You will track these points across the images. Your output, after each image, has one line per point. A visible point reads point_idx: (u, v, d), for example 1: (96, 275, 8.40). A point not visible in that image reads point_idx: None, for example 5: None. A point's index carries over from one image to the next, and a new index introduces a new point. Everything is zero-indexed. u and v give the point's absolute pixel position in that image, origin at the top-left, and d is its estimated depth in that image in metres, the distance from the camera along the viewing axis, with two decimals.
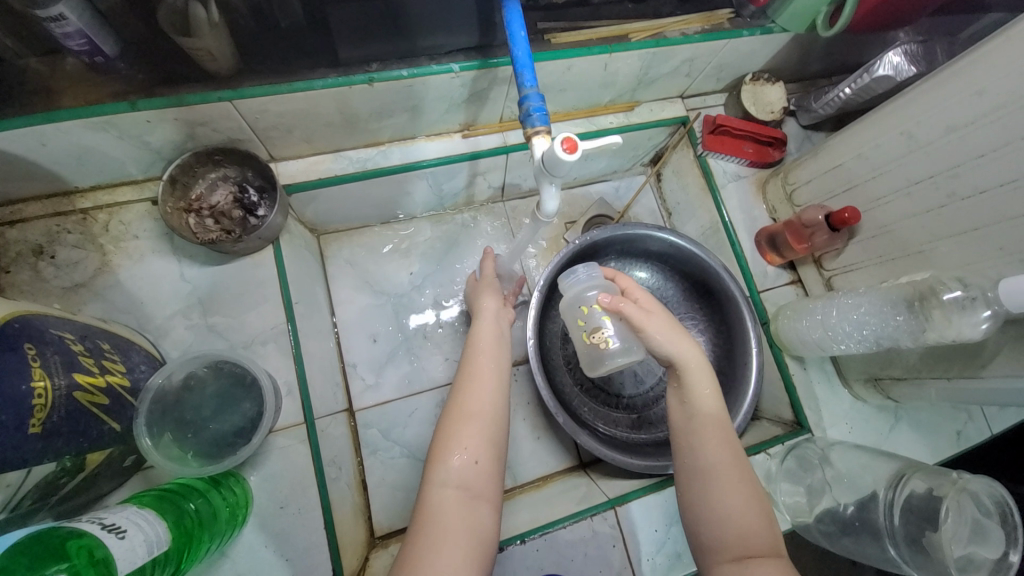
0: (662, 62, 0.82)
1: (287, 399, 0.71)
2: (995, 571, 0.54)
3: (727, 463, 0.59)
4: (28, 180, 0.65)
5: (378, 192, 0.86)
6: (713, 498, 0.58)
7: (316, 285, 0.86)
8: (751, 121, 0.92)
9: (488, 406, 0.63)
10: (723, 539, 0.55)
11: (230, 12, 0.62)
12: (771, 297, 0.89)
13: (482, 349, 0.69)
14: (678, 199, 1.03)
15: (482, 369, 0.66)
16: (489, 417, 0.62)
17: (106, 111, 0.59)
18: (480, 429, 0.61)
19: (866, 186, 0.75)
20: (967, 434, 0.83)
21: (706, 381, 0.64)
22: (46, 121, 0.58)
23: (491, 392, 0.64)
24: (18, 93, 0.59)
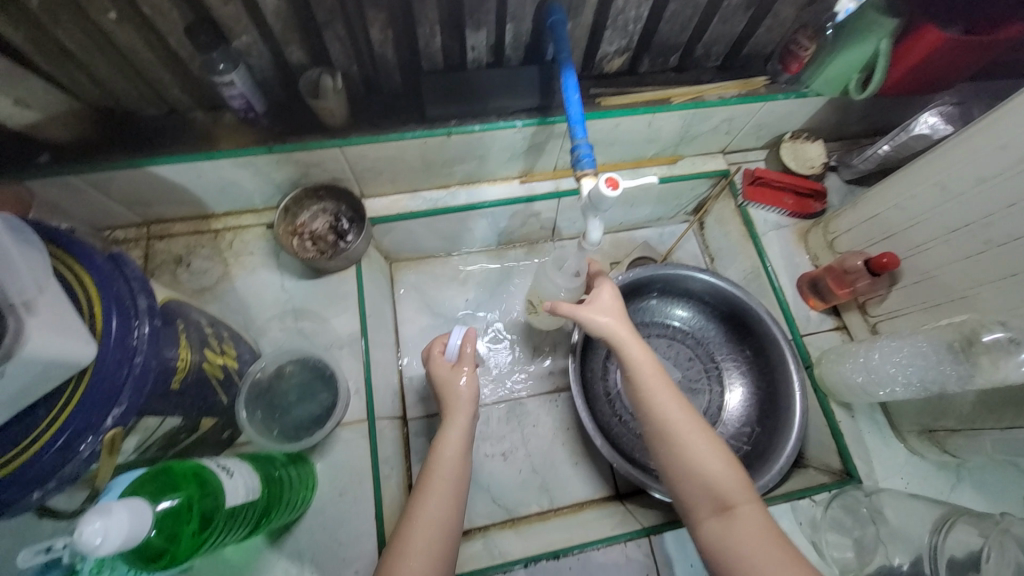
0: (702, 121, 0.92)
1: (354, 398, 0.81)
2: None
3: (690, 428, 0.62)
4: (183, 204, 0.84)
5: (445, 227, 1.00)
6: (681, 457, 0.61)
7: (385, 304, 0.99)
8: (791, 174, 0.98)
9: (442, 524, 0.61)
10: (700, 493, 0.60)
11: (348, 81, 0.80)
12: (814, 341, 0.90)
13: (444, 451, 0.68)
14: (720, 245, 1.09)
15: (430, 491, 0.64)
16: (441, 537, 0.60)
17: (250, 153, 0.77)
18: (434, 542, 0.59)
19: (905, 234, 0.78)
20: None
21: (642, 351, 0.68)
22: (206, 159, 0.76)
23: (444, 504, 0.63)
24: (189, 138, 0.79)
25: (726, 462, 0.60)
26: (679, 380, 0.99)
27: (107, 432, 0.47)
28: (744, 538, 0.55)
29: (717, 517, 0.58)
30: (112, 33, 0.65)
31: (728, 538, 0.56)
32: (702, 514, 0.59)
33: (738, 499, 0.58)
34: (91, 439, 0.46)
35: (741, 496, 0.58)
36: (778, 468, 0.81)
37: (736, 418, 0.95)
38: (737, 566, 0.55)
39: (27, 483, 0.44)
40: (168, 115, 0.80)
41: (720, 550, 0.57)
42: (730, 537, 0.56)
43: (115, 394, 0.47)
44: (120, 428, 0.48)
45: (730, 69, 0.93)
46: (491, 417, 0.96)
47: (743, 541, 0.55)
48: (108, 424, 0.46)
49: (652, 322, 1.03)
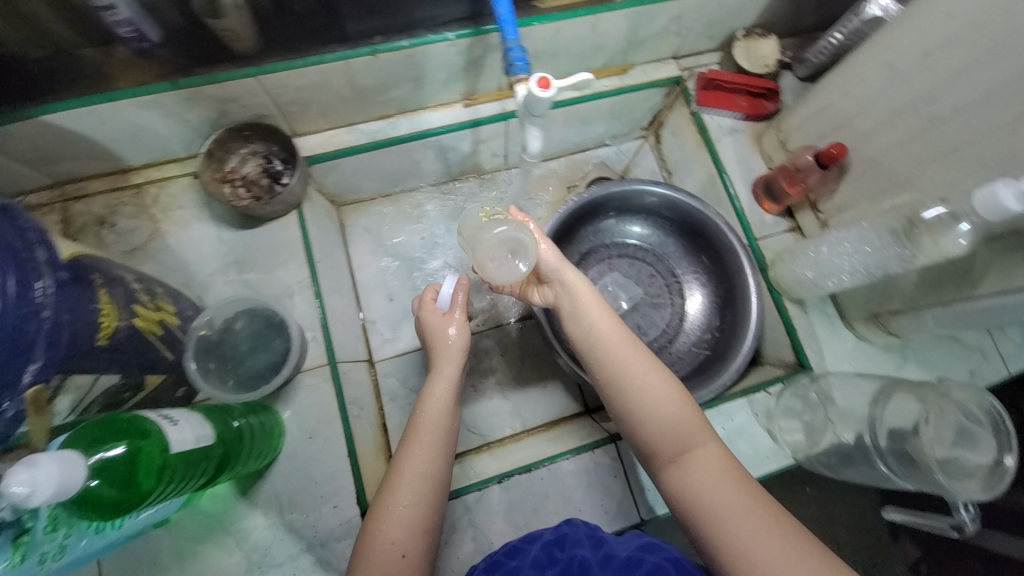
0: (649, 20, 0.86)
1: (312, 343, 0.79)
2: (989, 475, 0.58)
3: (645, 370, 0.62)
4: (92, 157, 0.77)
5: (390, 162, 0.94)
6: (638, 404, 0.61)
7: (337, 249, 0.95)
8: (744, 75, 0.95)
9: (429, 482, 0.60)
10: (657, 438, 0.59)
11: None
12: (769, 244, 0.91)
13: (425, 402, 0.65)
14: (677, 158, 1.06)
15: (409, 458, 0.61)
16: (424, 490, 0.60)
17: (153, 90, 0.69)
18: (421, 490, 0.59)
19: (854, 123, 0.76)
20: (981, 373, 0.83)
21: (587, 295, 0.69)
22: (104, 101, 0.68)
23: (428, 456, 0.61)
24: (79, 79, 0.70)
25: (684, 405, 0.60)
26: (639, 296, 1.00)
27: (27, 391, 0.45)
28: (702, 479, 0.55)
29: (678, 461, 0.57)
30: None
31: (689, 480, 0.55)
32: (661, 460, 0.59)
33: (696, 442, 0.57)
34: (11, 398, 0.44)
35: (698, 440, 0.58)
36: (735, 368, 0.83)
37: (698, 327, 0.98)
38: (702, 504, 0.53)
39: None
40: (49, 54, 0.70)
41: (680, 495, 0.56)
42: (691, 479, 0.55)
43: (26, 350, 0.44)
44: (41, 384, 0.46)
45: None
46: (460, 351, 0.96)
47: (702, 483, 0.54)
48: (26, 381, 0.44)
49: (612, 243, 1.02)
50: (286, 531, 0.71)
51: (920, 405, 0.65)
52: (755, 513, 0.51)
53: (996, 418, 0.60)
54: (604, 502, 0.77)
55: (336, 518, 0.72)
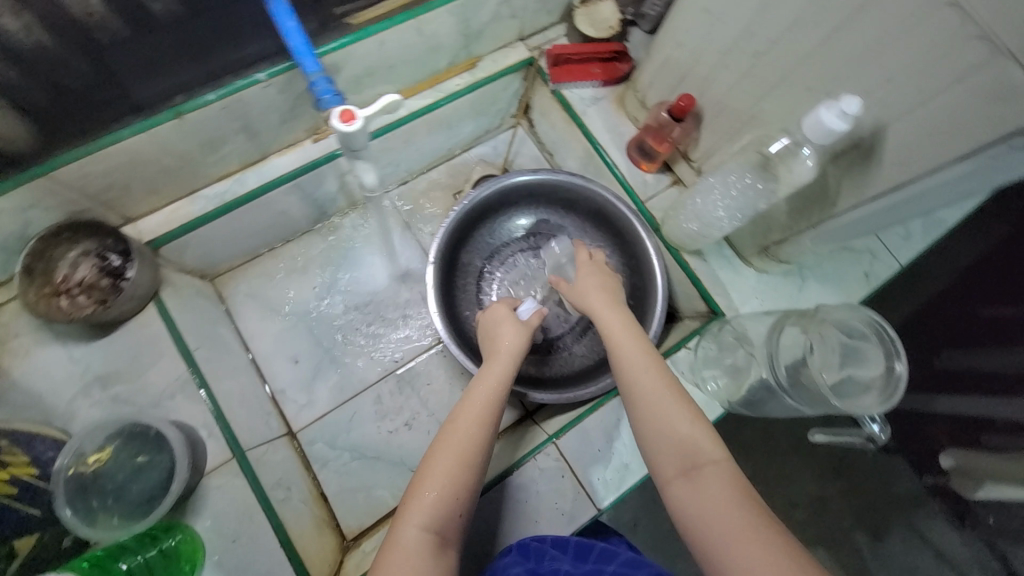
0: (476, 10, 0.82)
1: (209, 441, 0.72)
2: (881, 383, 0.60)
3: (657, 384, 0.59)
4: None
5: (252, 221, 0.87)
6: (643, 420, 0.58)
7: (219, 326, 0.87)
8: (591, 42, 0.93)
9: (447, 501, 0.56)
10: (663, 454, 0.55)
11: None
12: (657, 203, 0.91)
13: (472, 400, 0.63)
14: (553, 138, 1.04)
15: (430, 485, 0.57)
16: (458, 492, 0.57)
17: None
18: (459, 484, 0.57)
19: (695, 72, 0.76)
20: (875, 273, 0.87)
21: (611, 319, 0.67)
22: None
23: (471, 447, 0.59)
24: None
25: (692, 422, 0.56)
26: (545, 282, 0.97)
27: None
28: (712, 498, 0.50)
29: (687, 477, 0.53)
30: None
31: (696, 500, 0.51)
32: (667, 476, 0.54)
33: (706, 460, 0.53)
34: None
35: (709, 456, 0.53)
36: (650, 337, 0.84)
37: None
38: (705, 533, 0.49)
39: None
40: None
41: (684, 515, 0.51)
42: (700, 498, 0.51)
43: None
44: None
45: None
46: (385, 393, 0.92)
47: (709, 500, 0.50)
48: None
49: (500, 240, 0.99)
50: None
51: (804, 336, 0.67)
52: (760, 537, 0.45)
53: (877, 328, 0.62)
54: (558, 503, 0.76)
55: None
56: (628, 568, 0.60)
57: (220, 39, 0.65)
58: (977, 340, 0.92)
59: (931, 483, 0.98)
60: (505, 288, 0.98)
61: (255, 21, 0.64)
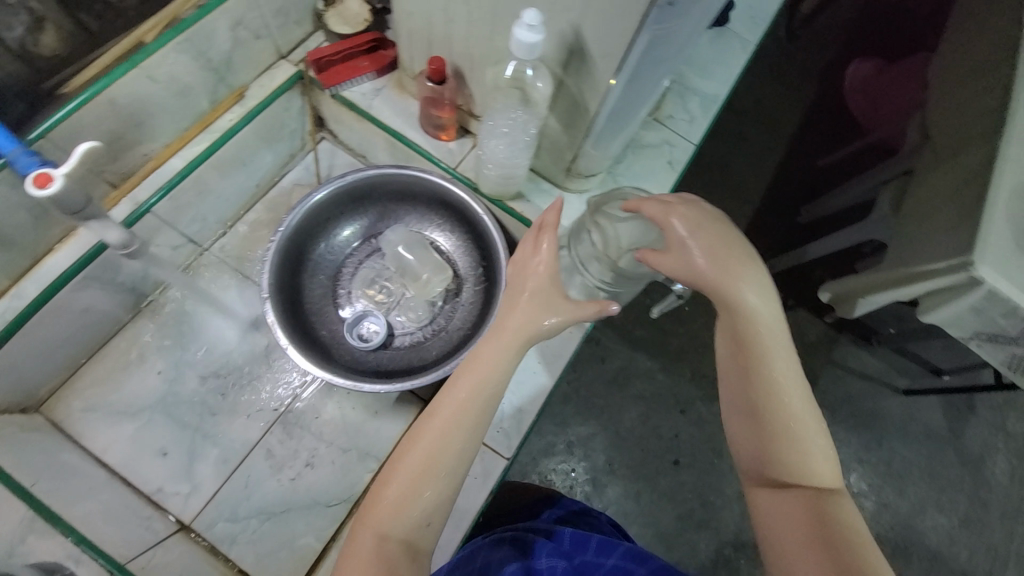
0: (208, 41, 0.81)
1: (81, 568, 0.64)
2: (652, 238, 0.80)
3: (783, 360, 0.58)
4: None
5: (55, 318, 0.84)
6: (765, 443, 0.57)
7: (60, 452, 0.87)
8: (348, 38, 0.95)
9: (429, 473, 0.58)
10: (773, 475, 0.56)
11: None
12: (466, 164, 0.96)
13: (473, 367, 0.62)
14: (357, 140, 1.05)
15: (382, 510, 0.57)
16: (435, 472, 0.58)
17: None
18: (435, 477, 0.58)
19: (437, 38, 0.80)
20: (677, 158, 0.97)
21: (761, 320, 0.59)
22: None
23: (456, 432, 0.59)
24: None
25: (822, 445, 0.56)
26: (394, 267, 1.03)
27: None
28: (807, 511, 0.52)
29: (774, 491, 0.55)
30: None
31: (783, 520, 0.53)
32: (758, 486, 0.57)
33: (809, 446, 0.56)
34: None
35: (814, 449, 0.56)
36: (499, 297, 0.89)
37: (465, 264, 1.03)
38: (777, 542, 0.53)
39: None
40: None
41: (763, 525, 0.55)
42: (786, 519, 0.53)
43: None
44: None
45: None
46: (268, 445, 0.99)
47: (789, 513, 0.53)
48: None
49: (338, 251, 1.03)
50: None
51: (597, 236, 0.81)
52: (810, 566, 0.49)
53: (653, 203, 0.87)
54: None
55: None
56: (627, 560, 0.69)
57: None
58: (793, 203, 1.36)
59: (831, 319, 1.29)
60: (356, 294, 1.03)
61: None
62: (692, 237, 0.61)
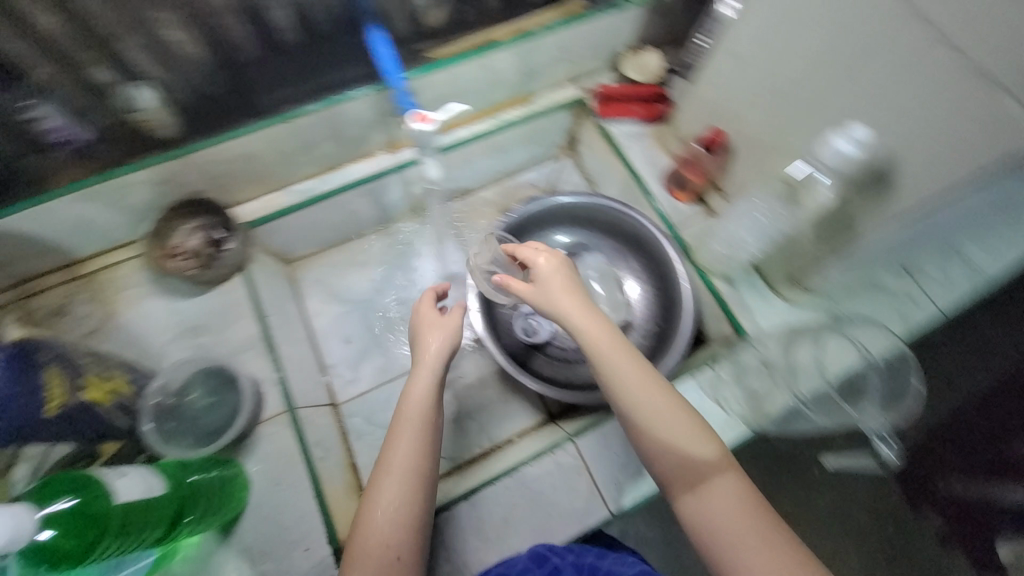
0: (534, 53, 0.95)
1: (270, 395, 0.83)
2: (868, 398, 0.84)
3: (623, 365, 0.65)
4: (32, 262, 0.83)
5: (328, 214, 1.01)
6: None
7: (288, 302, 0.99)
8: (636, 85, 1.05)
9: (406, 499, 0.64)
10: None
11: None
12: (690, 230, 0.98)
13: (409, 404, 0.70)
14: (596, 168, 1.15)
15: (413, 394, 0.71)
16: (405, 499, 0.64)
17: (35, 203, 0.74)
18: (400, 511, 0.64)
19: (728, 110, 0.86)
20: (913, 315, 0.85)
21: (688, 423, 0.64)
22: None
23: (405, 452, 0.66)
24: None
25: None
26: None
27: None
28: (673, 446, 0.63)
29: None
30: None
31: (659, 450, 0.64)
32: None
33: (673, 417, 0.64)
34: None
35: (670, 414, 0.64)
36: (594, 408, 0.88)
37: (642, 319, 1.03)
38: None
39: None
40: None
41: None
42: (663, 451, 0.64)
43: None
44: None
45: None
46: None
47: (667, 445, 0.63)
48: None
49: (561, 239, 1.08)
50: None
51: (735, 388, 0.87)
52: None
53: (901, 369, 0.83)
54: (572, 497, 0.79)
55: (308, 560, 0.73)
56: None
57: (264, 81, 0.80)
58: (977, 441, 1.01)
59: None
60: None
61: (351, 52, 0.83)
62: (548, 276, 0.70)
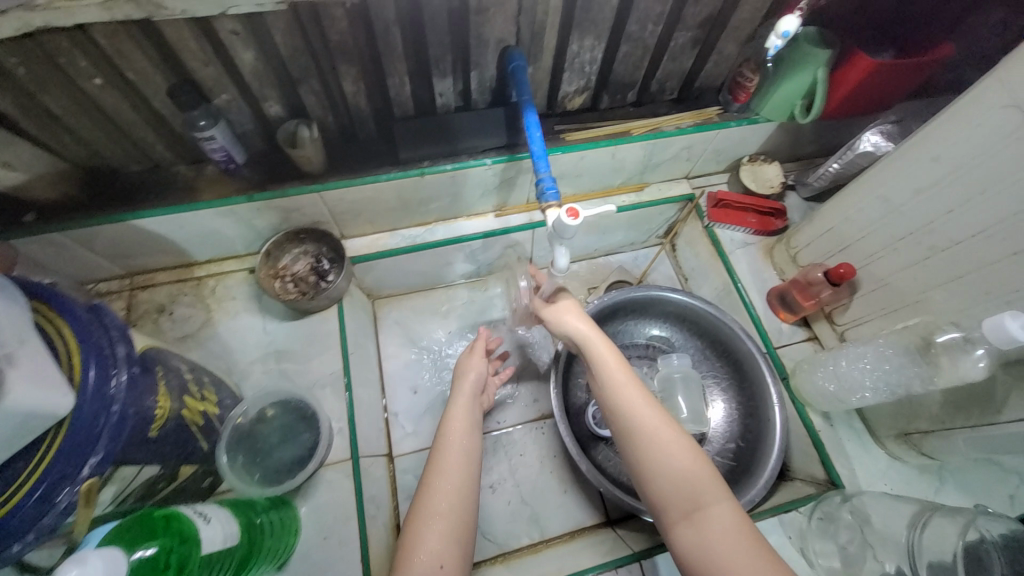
0: (662, 150, 0.97)
1: (338, 437, 0.82)
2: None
3: (657, 427, 0.61)
4: (149, 257, 0.86)
5: (425, 261, 1.02)
6: None
7: (368, 340, 1.01)
8: (752, 195, 1.03)
9: (456, 499, 0.64)
10: None
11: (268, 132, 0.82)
12: (788, 352, 0.94)
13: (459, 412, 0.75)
14: (693, 266, 1.13)
15: (463, 409, 0.75)
16: (456, 501, 0.64)
17: (176, 210, 0.78)
18: (448, 520, 0.62)
19: (858, 245, 0.82)
20: None
21: (689, 469, 0.58)
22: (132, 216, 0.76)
23: (460, 448, 0.69)
24: (111, 193, 0.80)
25: None
26: None
27: (82, 484, 0.47)
28: (716, 539, 0.54)
29: None
30: (63, 118, 0.68)
31: (697, 539, 0.55)
32: None
33: (709, 499, 0.56)
34: (24, 541, 0.45)
35: (711, 497, 0.56)
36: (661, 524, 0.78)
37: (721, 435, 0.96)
38: None
39: (5, 538, 0.44)
40: (107, 173, 0.81)
41: None
42: (701, 540, 0.54)
43: (91, 444, 0.48)
44: (96, 478, 0.48)
45: (685, 101, 0.99)
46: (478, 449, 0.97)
47: (715, 543, 0.54)
48: (85, 473, 0.47)
49: (651, 333, 1.06)
50: None
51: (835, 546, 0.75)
52: None
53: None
54: None
55: None
56: None
57: (411, 139, 0.84)
58: None
59: None
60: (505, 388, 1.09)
61: (493, 123, 0.86)
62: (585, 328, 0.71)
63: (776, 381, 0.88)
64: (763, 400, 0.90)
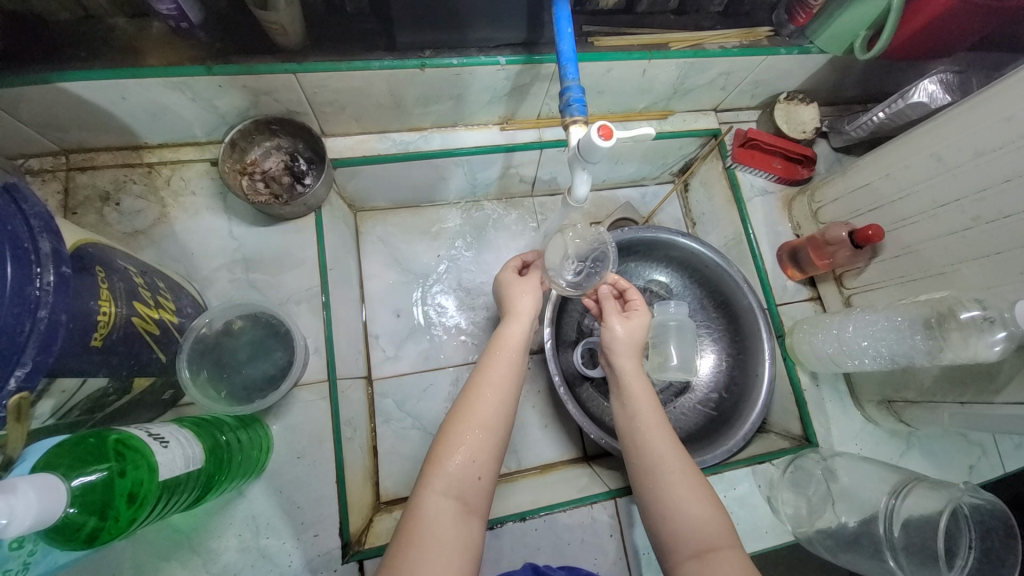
0: (699, 72, 0.84)
1: (314, 356, 0.76)
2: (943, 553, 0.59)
3: (678, 471, 0.59)
4: (86, 134, 0.72)
5: (416, 173, 0.91)
6: None
7: (349, 257, 0.92)
8: (782, 138, 0.94)
9: (494, 425, 0.59)
10: None
11: None
12: (788, 311, 0.91)
13: (510, 341, 0.66)
14: (704, 209, 1.06)
15: (523, 327, 0.68)
16: (490, 425, 0.59)
17: (115, 74, 0.63)
18: (488, 439, 0.58)
19: (893, 206, 0.78)
20: (979, 470, 0.82)
21: (703, 514, 0.56)
22: (57, 77, 0.61)
23: (510, 369, 0.63)
24: (25, 42, 0.63)
25: None
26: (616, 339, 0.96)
27: (9, 398, 0.40)
28: None
29: None
30: None
31: None
32: None
33: (724, 541, 0.54)
34: None
35: (726, 539, 0.54)
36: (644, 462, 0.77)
37: (706, 385, 0.96)
38: None
39: None
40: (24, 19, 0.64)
41: None
42: None
43: (14, 354, 0.40)
44: (26, 393, 0.41)
45: (733, 15, 0.85)
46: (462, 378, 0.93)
47: None
48: (11, 387, 0.40)
49: (652, 277, 1.02)
50: (259, 558, 0.66)
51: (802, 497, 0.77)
52: None
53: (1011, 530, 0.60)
54: (598, 560, 0.72)
55: (315, 548, 0.67)
56: None
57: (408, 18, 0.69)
58: None
59: None
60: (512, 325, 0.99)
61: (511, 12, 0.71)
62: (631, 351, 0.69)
63: (771, 338, 0.85)
64: (753, 354, 0.88)
